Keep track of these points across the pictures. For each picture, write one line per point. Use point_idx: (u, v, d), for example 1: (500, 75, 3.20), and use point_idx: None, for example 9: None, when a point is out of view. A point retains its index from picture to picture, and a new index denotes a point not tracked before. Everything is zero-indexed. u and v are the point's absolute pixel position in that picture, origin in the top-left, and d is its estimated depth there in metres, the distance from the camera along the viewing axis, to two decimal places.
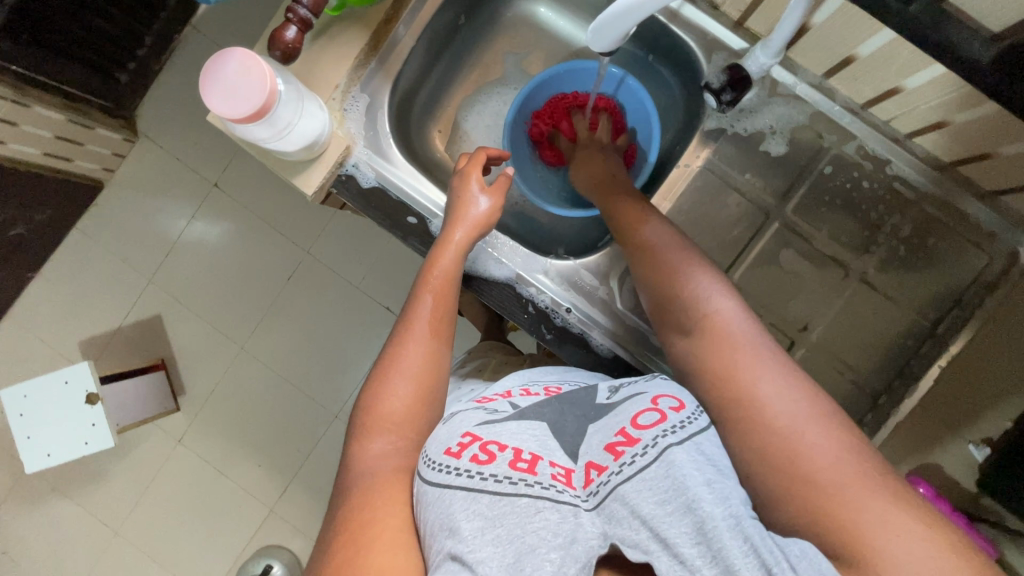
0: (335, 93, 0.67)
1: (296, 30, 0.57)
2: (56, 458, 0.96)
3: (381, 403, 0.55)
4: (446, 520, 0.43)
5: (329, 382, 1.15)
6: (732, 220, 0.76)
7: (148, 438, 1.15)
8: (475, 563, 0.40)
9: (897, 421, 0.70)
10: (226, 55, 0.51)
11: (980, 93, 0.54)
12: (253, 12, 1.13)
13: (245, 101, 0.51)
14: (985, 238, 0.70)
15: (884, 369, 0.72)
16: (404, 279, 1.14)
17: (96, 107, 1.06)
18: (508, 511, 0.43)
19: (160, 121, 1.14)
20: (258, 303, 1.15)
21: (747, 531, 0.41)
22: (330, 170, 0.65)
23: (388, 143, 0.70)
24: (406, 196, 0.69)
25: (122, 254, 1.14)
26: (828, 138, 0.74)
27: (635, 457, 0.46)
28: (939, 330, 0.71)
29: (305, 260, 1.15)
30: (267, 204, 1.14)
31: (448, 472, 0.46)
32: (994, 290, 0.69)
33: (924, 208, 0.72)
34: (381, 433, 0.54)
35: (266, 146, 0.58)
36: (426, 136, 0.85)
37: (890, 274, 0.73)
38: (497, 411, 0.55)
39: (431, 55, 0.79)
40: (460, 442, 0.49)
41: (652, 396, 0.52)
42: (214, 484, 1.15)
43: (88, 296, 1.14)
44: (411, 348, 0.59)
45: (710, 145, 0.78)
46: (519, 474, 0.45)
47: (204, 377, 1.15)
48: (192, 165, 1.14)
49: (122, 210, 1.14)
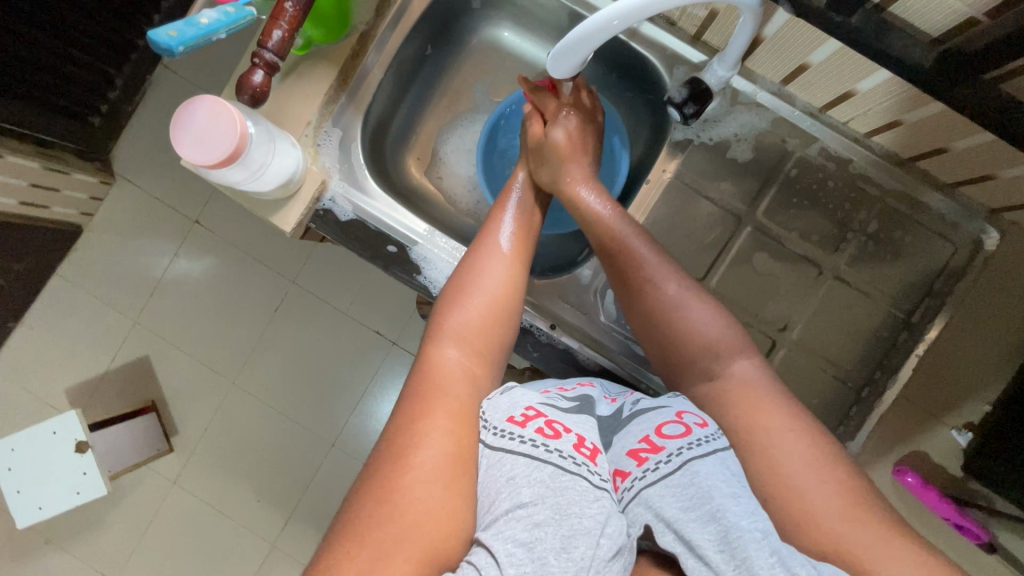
0: (307, 130, 0.70)
1: (263, 73, 0.60)
2: (46, 510, 1.12)
3: (458, 317, 0.61)
4: (508, 483, 0.45)
5: (322, 413, 1.35)
6: (704, 227, 0.78)
7: (143, 478, 1.33)
8: (531, 525, 0.42)
9: (881, 413, 0.71)
10: (196, 102, 0.55)
11: (925, 94, 0.57)
12: (217, 59, 1.31)
13: (218, 146, 0.55)
14: (949, 228, 0.73)
15: (864, 361, 0.75)
16: (385, 303, 1.34)
17: (73, 152, 1.24)
18: (570, 485, 0.45)
19: (134, 165, 1.34)
20: (248, 338, 1.35)
21: (772, 544, 0.42)
22: (307, 206, 0.69)
23: (365, 176, 0.74)
24: (384, 226, 0.71)
25: (107, 298, 1.35)
26: (790, 142, 0.76)
27: (659, 464, 0.49)
28: (914, 319, 0.74)
29: (291, 291, 1.35)
30: (248, 240, 1.34)
31: (513, 439, 0.48)
32: (963, 277, 0.72)
33: (888, 203, 0.75)
34: (460, 344, 0.59)
35: (242, 187, 0.62)
36: (402, 165, 0.86)
37: (860, 267, 0.75)
38: (555, 398, 0.55)
39: (401, 85, 0.81)
40: (525, 413, 0.50)
41: (676, 410, 0.55)
42: (214, 521, 1.34)
43: (69, 338, 1.34)
44: (492, 268, 0.65)
45: (678, 156, 0.80)
46: (582, 458, 0.47)
47: (195, 415, 1.34)
48: (173, 206, 1.34)
49: (103, 253, 1.34)
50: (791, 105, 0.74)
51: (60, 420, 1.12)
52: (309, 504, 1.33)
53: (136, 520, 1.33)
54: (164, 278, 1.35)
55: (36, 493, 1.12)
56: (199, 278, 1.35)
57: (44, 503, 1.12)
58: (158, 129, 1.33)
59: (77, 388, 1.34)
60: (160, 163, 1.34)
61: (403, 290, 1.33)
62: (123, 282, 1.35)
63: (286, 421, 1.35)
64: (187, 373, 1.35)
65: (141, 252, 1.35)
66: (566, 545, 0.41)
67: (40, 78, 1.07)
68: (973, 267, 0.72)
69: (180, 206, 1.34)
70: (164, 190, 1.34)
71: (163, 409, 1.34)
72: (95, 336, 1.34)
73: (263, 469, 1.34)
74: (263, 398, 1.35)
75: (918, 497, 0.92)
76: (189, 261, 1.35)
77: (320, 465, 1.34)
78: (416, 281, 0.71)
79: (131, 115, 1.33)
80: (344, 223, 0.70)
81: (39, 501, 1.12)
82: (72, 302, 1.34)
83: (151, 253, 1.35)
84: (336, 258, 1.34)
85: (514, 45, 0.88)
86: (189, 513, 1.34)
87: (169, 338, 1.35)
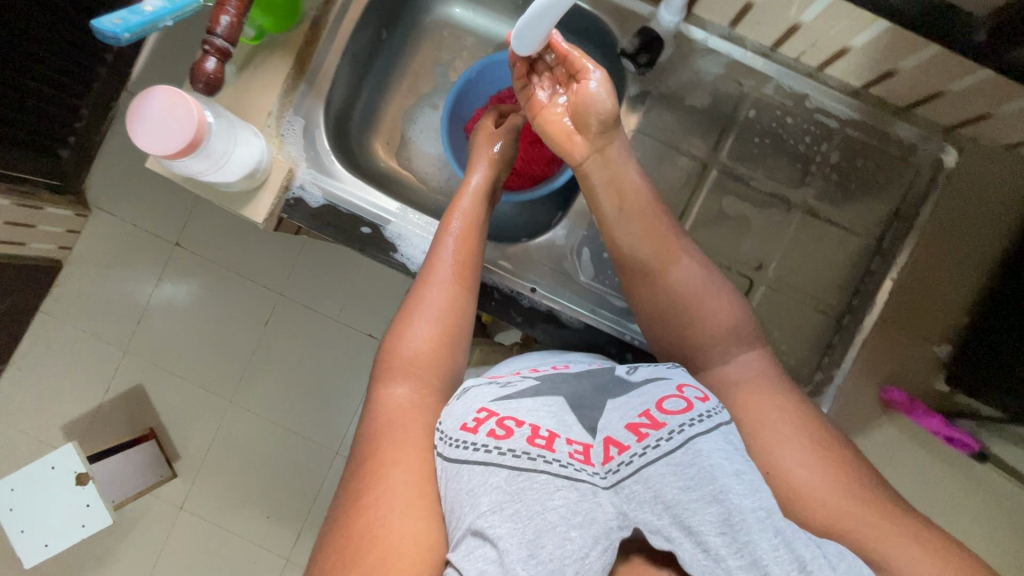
0: (269, 120, 0.70)
1: (215, 60, 0.60)
2: (53, 547, 1.11)
3: (406, 346, 0.63)
4: (468, 495, 0.46)
5: (324, 421, 1.34)
6: (671, 179, 0.78)
7: (150, 507, 1.32)
8: (495, 538, 0.43)
9: (864, 338, 0.73)
10: (148, 95, 0.55)
11: (868, 15, 0.58)
12: (180, 77, 1.31)
13: (176, 135, 0.55)
14: (909, 151, 0.75)
15: (841, 288, 0.76)
16: (376, 305, 1.34)
17: (45, 187, 1.24)
18: (527, 485, 0.45)
19: (109, 194, 1.33)
20: (241, 354, 1.34)
21: (774, 524, 0.45)
22: (277, 195, 0.69)
23: (331, 161, 0.74)
24: (356, 209, 0.71)
25: (95, 330, 1.34)
26: (746, 84, 0.77)
27: (661, 441, 0.48)
28: (885, 244, 0.76)
29: (280, 303, 1.34)
30: (231, 256, 1.34)
31: (467, 448, 0.49)
32: (928, 197, 0.74)
33: (848, 132, 0.76)
34: (410, 380, 0.61)
35: (206, 178, 0.62)
36: (369, 149, 0.86)
37: (829, 200, 0.77)
38: (512, 385, 0.56)
39: (360, 71, 0.82)
40: (476, 417, 0.51)
41: (677, 384, 0.55)
42: (226, 541, 1.33)
43: (60, 375, 1.33)
44: (436, 291, 0.66)
45: (638, 109, 0.79)
46: (537, 450, 0.47)
47: (195, 438, 1.33)
48: (152, 230, 1.34)
49: (86, 285, 1.34)
50: (741, 48, 0.76)
51: (58, 456, 1.11)
52: (320, 513, 1.33)
53: (147, 549, 1.33)
54: (149, 305, 1.35)
55: (41, 531, 1.11)
56: (185, 300, 1.35)
57: (50, 540, 1.11)
58: (129, 154, 1.33)
59: (73, 425, 1.33)
60: (135, 188, 1.33)
61: (391, 288, 1.34)
62: (109, 312, 1.34)
63: (289, 433, 1.34)
64: (182, 397, 1.34)
65: (124, 280, 1.34)
66: (533, 551, 0.42)
67: (7, 115, 1.06)
68: (937, 187, 0.74)
69: (159, 230, 1.34)
70: (142, 216, 1.34)
71: (162, 436, 1.33)
72: (86, 370, 1.33)
73: (270, 483, 1.33)
74: (263, 413, 1.34)
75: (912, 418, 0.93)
76: (174, 285, 1.35)
77: (326, 473, 1.33)
78: (394, 260, 0.72)
79: (100, 144, 1.32)
80: (315, 209, 0.70)
81: (45, 539, 1.11)
82: (60, 338, 1.33)
83: (134, 281, 1.34)
84: (321, 265, 1.34)
85: (468, 22, 0.89)
86: (200, 536, 1.33)
87: (161, 363, 1.34)
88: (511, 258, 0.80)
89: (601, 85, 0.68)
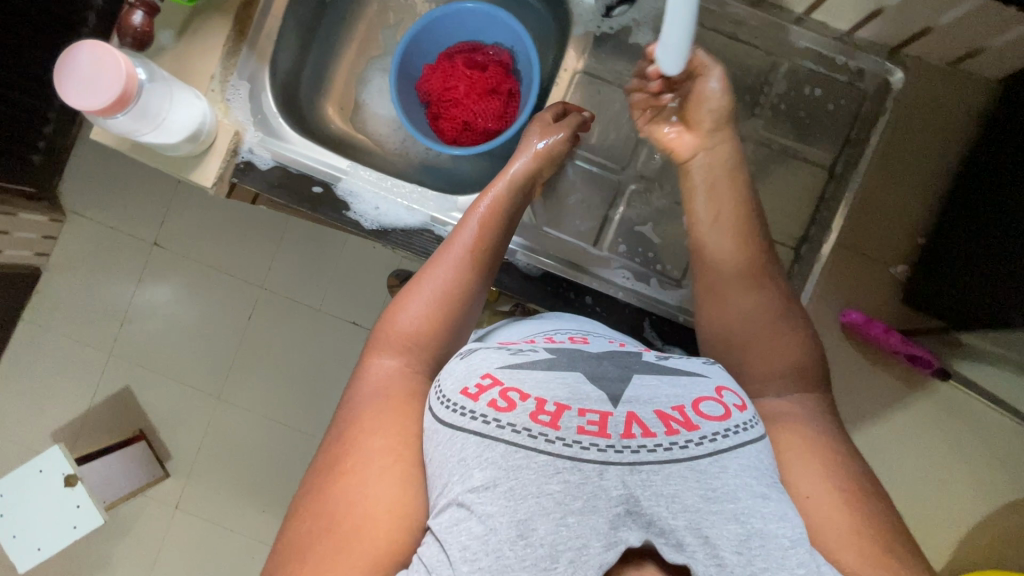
0: (212, 85, 0.71)
1: (142, 14, 0.65)
2: (46, 550, 1.11)
3: (404, 322, 0.60)
4: (459, 465, 0.44)
5: (313, 411, 1.34)
6: (619, 116, 0.79)
7: (145, 508, 1.32)
8: (482, 514, 0.42)
9: (820, 269, 0.75)
10: (77, 48, 0.55)
11: None
12: None
13: (104, 91, 0.55)
14: (856, 75, 0.77)
15: (798, 219, 0.77)
16: (358, 291, 1.34)
17: (19, 194, 1.23)
18: (524, 464, 0.43)
19: (82, 196, 1.32)
20: (226, 350, 1.34)
21: (798, 555, 0.42)
22: (225, 159, 0.70)
23: (280, 124, 0.74)
24: (305, 168, 0.71)
25: (79, 335, 1.33)
26: (692, 18, 0.78)
27: (689, 443, 0.45)
28: (838, 170, 0.77)
29: (262, 296, 1.34)
30: (208, 252, 1.34)
31: (464, 415, 0.46)
32: (877, 121, 0.76)
33: (796, 59, 0.77)
34: (399, 354, 0.59)
35: (142, 138, 0.63)
36: (322, 114, 0.88)
37: (780, 127, 0.77)
38: (524, 353, 0.53)
39: (305, 34, 0.82)
40: (480, 383, 0.48)
41: (716, 386, 0.51)
42: (223, 538, 1.33)
43: (46, 382, 1.33)
44: (439, 269, 0.63)
45: (587, 50, 0.80)
46: (539, 428, 0.45)
47: (186, 437, 1.33)
48: (128, 230, 1.33)
49: (66, 291, 1.33)
50: None
51: (46, 458, 1.11)
52: None
53: (145, 551, 1.32)
54: (132, 306, 1.34)
55: (33, 534, 1.11)
56: (167, 300, 1.34)
57: (42, 543, 1.11)
58: (100, 154, 1.32)
59: (63, 431, 1.32)
60: (110, 190, 1.32)
61: (371, 274, 1.33)
62: (92, 316, 1.33)
63: (278, 425, 1.34)
64: (171, 397, 1.33)
65: (105, 284, 1.33)
66: (523, 532, 0.41)
67: None
68: (883, 107, 0.76)
69: (135, 230, 1.33)
70: (118, 217, 1.33)
71: (153, 437, 1.33)
72: (72, 375, 1.33)
73: (263, 477, 1.33)
74: (252, 407, 1.34)
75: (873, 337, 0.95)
76: (154, 285, 1.34)
77: None
78: (348, 218, 0.71)
79: (71, 147, 1.31)
80: (265, 171, 0.70)
81: (37, 542, 1.11)
82: (44, 346, 1.33)
83: (115, 284, 1.34)
84: (301, 255, 1.34)
85: None
86: (196, 535, 1.32)
87: (147, 364, 1.34)
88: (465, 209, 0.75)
89: (716, 80, 0.69)
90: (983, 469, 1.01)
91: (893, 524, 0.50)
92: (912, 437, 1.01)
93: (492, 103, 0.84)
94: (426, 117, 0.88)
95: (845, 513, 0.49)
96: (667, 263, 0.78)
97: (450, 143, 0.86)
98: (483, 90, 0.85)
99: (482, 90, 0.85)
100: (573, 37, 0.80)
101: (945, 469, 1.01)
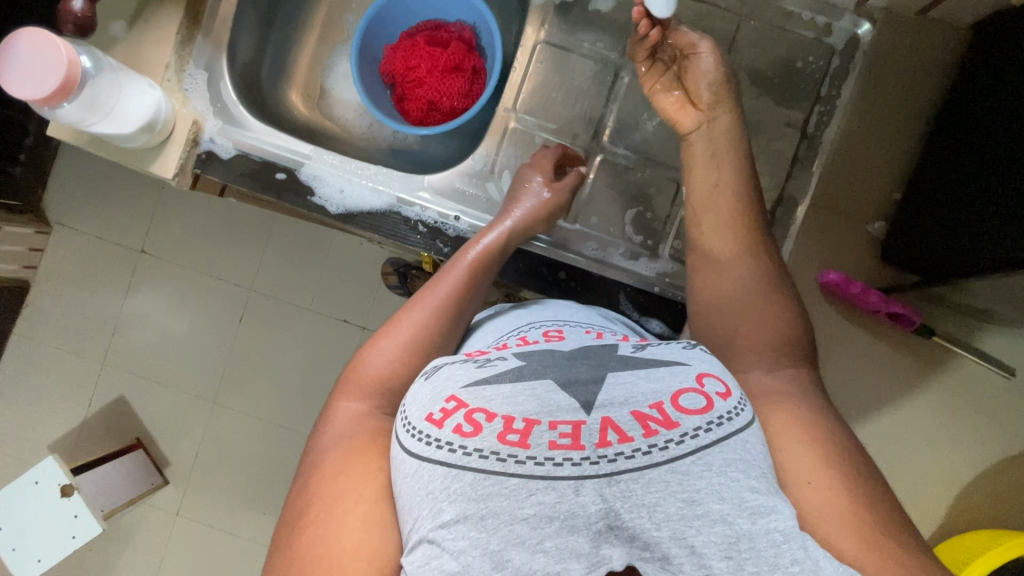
0: (168, 74, 0.72)
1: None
2: (46, 561, 1.11)
3: (366, 365, 0.58)
4: (428, 499, 0.42)
5: (308, 411, 1.33)
6: (585, 86, 0.78)
7: (146, 517, 1.32)
8: (455, 550, 0.40)
9: (796, 230, 0.75)
10: (16, 39, 0.55)
11: None
12: None
13: (46, 78, 0.55)
14: (824, 31, 0.76)
15: (773, 182, 0.76)
16: (345, 288, 1.33)
17: (4, 208, 1.23)
18: (494, 491, 0.41)
19: (65, 207, 1.32)
20: (219, 354, 1.34)
21: (792, 552, 0.40)
22: (185, 148, 0.69)
23: (241, 112, 0.75)
24: (266, 154, 0.71)
25: (71, 347, 1.33)
26: None
27: (669, 443, 0.42)
28: (810, 130, 0.76)
29: (251, 298, 1.33)
30: (194, 256, 1.33)
31: (429, 444, 0.43)
32: (845, 79, 0.76)
33: (758, 18, 0.76)
34: (365, 397, 0.56)
35: (95, 130, 0.63)
36: (286, 102, 0.89)
37: (747, 90, 0.77)
38: (491, 364, 0.49)
39: (263, 21, 0.82)
40: (444, 408, 0.45)
41: (696, 373, 0.47)
42: (226, 543, 1.32)
43: (42, 395, 1.33)
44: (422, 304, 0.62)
45: (547, 19, 0.78)
46: (509, 449, 0.42)
47: (183, 443, 1.33)
48: (114, 239, 1.33)
49: (56, 303, 1.33)
50: None
51: (40, 469, 1.10)
52: None
53: (149, 559, 1.32)
54: (122, 315, 1.34)
55: (31, 547, 1.11)
56: (156, 308, 1.33)
57: (41, 555, 1.11)
58: (80, 163, 1.31)
59: (61, 443, 1.32)
60: (93, 199, 1.32)
61: (359, 270, 1.33)
62: (83, 327, 1.33)
63: (275, 427, 1.33)
64: (166, 405, 1.33)
65: (95, 294, 1.33)
66: (498, 564, 0.39)
67: None
68: (853, 63, 0.76)
69: (121, 238, 1.33)
70: (103, 226, 1.32)
71: (150, 446, 1.33)
72: (67, 387, 1.33)
73: (261, 479, 1.32)
74: (247, 410, 1.33)
75: (846, 296, 0.94)
76: (144, 293, 1.34)
77: None
78: (313, 203, 0.71)
79: (53, 159, 1.31)
80: (228, 162, 0.71)
81: (36, 554, 1.11)
82: (38, 359, 1.33)
83: (104, 293, 1.33)
84: (287, 255, 1.33)
85: None
86: (199, 541, 1.32)
87: (140, 372, 1.33)
88: (434, 188, 0.75)
89: (706, 58, 0.69)
90: (980, 432, 1.00)
91: (867, 477, 0.50)
92: (905, 403, 1.00)
93: (458, 81, 0.83)
94: (389, 98, 0.88)
95: (823, 475, 0.49)
96: (648, 233, 0.76)
97: (416, 125, 0.86)
98: (448, 69, 0.83)
99: (447, 67, 0.84)
100: (533, 10, 0.79)
101: (941, 434, 1.00)
